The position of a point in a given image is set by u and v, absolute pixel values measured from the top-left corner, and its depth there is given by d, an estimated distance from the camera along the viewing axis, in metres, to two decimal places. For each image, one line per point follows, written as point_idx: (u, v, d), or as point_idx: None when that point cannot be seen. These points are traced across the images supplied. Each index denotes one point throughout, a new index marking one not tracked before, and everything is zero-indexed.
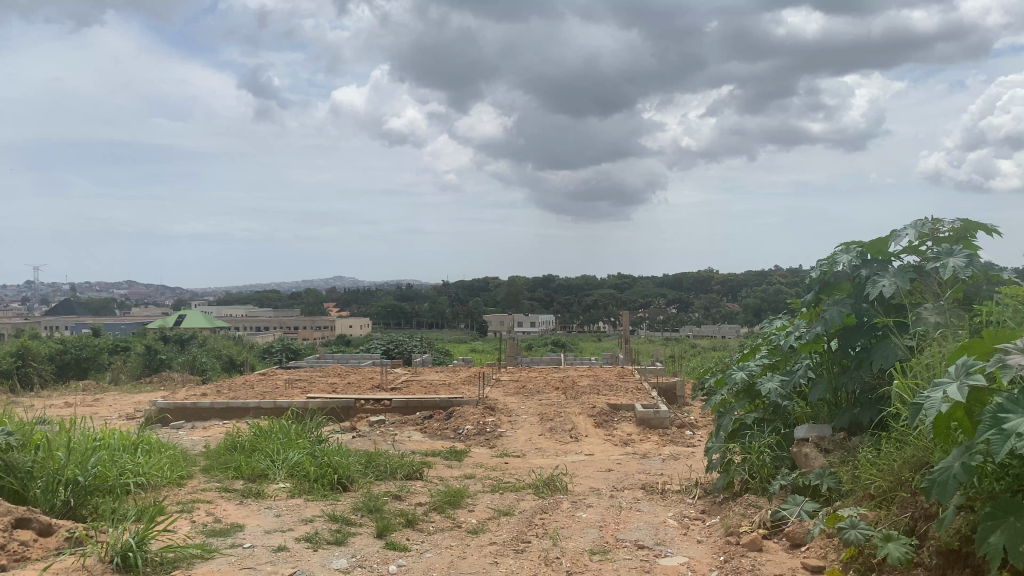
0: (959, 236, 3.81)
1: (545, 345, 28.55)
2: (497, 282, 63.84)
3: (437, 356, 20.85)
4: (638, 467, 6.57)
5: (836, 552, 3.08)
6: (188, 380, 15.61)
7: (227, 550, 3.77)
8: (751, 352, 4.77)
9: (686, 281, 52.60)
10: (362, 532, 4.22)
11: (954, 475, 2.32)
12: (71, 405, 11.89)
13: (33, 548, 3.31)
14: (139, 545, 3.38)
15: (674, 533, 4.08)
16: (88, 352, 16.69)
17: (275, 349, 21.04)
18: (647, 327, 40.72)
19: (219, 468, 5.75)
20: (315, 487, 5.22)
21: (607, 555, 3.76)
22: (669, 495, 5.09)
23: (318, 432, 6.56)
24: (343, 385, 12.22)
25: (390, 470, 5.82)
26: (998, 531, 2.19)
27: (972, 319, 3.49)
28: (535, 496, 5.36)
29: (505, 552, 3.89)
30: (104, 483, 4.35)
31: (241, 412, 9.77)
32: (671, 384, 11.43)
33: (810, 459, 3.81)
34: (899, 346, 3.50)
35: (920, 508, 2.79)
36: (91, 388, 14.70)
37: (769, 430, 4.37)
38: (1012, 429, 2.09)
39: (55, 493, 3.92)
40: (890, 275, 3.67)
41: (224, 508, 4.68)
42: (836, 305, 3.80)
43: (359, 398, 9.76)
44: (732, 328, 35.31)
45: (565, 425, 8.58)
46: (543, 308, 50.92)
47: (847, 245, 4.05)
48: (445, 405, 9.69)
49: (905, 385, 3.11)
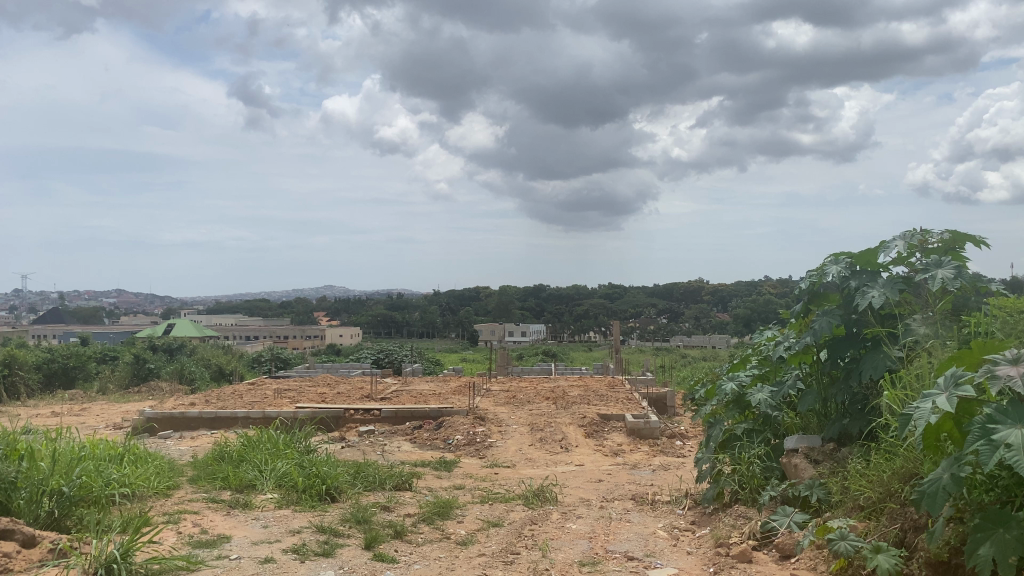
0: (947, 247, 3.83)
1: (534, 355, 28.68)
2: (488, 291, 63.92)
3: (427, 365, 20.75)
4: (628, 477, 6.56)
5: (825, 564, 3.07)
6: (176, 390, 15.52)
7: (213, 562, 3.71)
8: (742, 362, 4.77)
9: (676, 291, 52.91)
10: (350, 543, 4.18)
11: (943, 486, 2.32)
12: (57, 414, 11.74)
13: (15, 560, 3.22)
14: (123, 557, 3.34)
15: (663, 544, 4.07)
16: (75, 360, 16.54)
17: (265, 358, 20.90)
18: (636, 337, 40.88)
19: (206, 479, 5.66)
20: (303, 497, 5.18)
21: (596, 567, 3.73)
22: (659, 506, 5.07)
23: (307, 441, 6.50)
24: (333, 394, 12.12)
25: (379, 480, 5.76)
26: (987, 543, 2.18)
27: (961, 329, 3.50)
28: (525, 506, 5.33)
29: (494, 564, 3.85)
30: (89, 494, 4.27)
31: (231, 422, 9.69)
32: (661, 394, 11.43)
33: (799, 470, 3.83)
34: (888, 357, 3.52)
35: (909, 519, 2.80)
36: (78, 397, 14.54)
37: (758, 440, 4.34)
38: (1002, 439, 2.10)
39: (40, 504, 3.85)
40: (879, 286, 3.69)
41: (210, 519, 4.61)
42: (825, 315, 3.81)
43: (349, 408, 9.69)
44: (721, 338, 35.55)
45: (556, 436, 8.55)
46: (534, 318, 51.02)
47: (837, 256, 4.07)
48: (435, 415, 9.62)
49: (895, 396, 3.11)
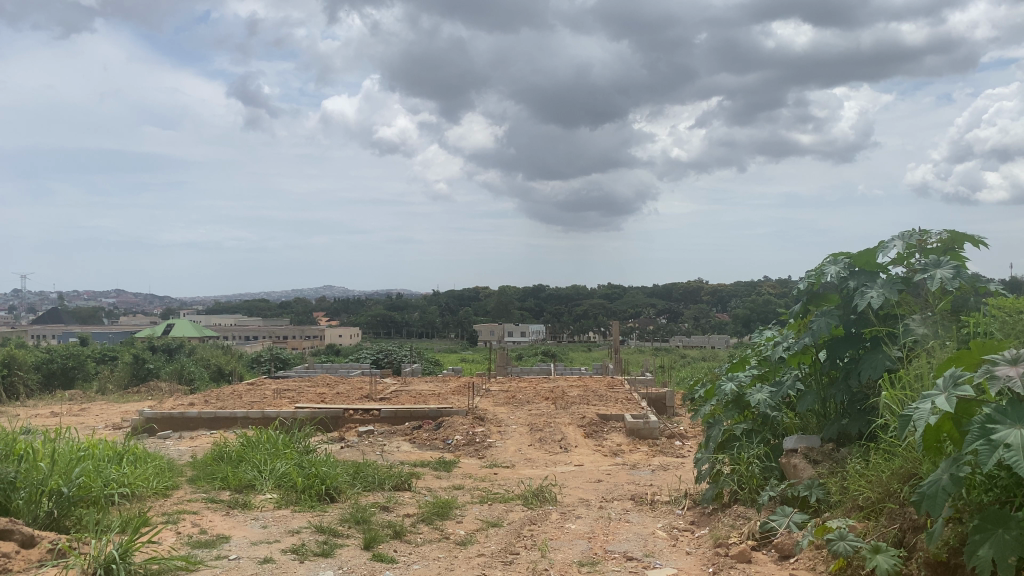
0: (946, 247, 3.83)
1: (534, 355, 28.74)
2: (487, 291, 63.96)
3: (427, 366, 20.73)
4: (627, 477, 6.57)
5: (824, 564, 3.07)
6: (176, 390, 15.51)
7: (212, 563, 3.71)
8: (741, 362, 4.77)
9: (675, 291, 52.98)
10: (350, 543, 4.19)
11: (942, 487, 2.32)
12: (56, 414, 11.74)
13: (15, 561, 3.22)
14: (122, 557, 3.34)
15: (663, 545, 4.07)
16: (74, 360, 16.54)
17: (264, 358, 20.87)
18: (635, 337, 40.91)
19: (206, 479, 5.66)
20: (302, 498, 5.18)
21: (595, 567, 3.73)
22: (658, 506, 5.07)
23: (307, 441, 6.50)
24: (332, 395, 12.12)
25: (377, 481, 5.76)
26: (987, 544, 2.18)
27: (960, 329, 3.51)
28: (524, 506, 5.33)
29: (493, 564, 3.85)
30: (89, 494, 4.27)
31: (230, 422, 9.69)
32: (661, 395, 11.44)
33: (798, 470, 3.84)
34: (887, 357, 3.53)
35: (908, 520, 2.81)
36: (77, 398, 14.53)
37: (758, 440, 4.34)
38: (1001, 439, 2.10)
39: (38, 505, 3.85)
40: (879, 286, 3.69)
41: (210, 519, 4.61)
42: (825, 316, 3.81)
43: (349, 408, 9.69)
44: (720, 338, 35.60)
45: (555, 436, 8.56)
46: (533, 318, 51.06)
47: (836, 256, 4.07)
48: (435, 415, 9.63)
49: (895, 396, 3.12)
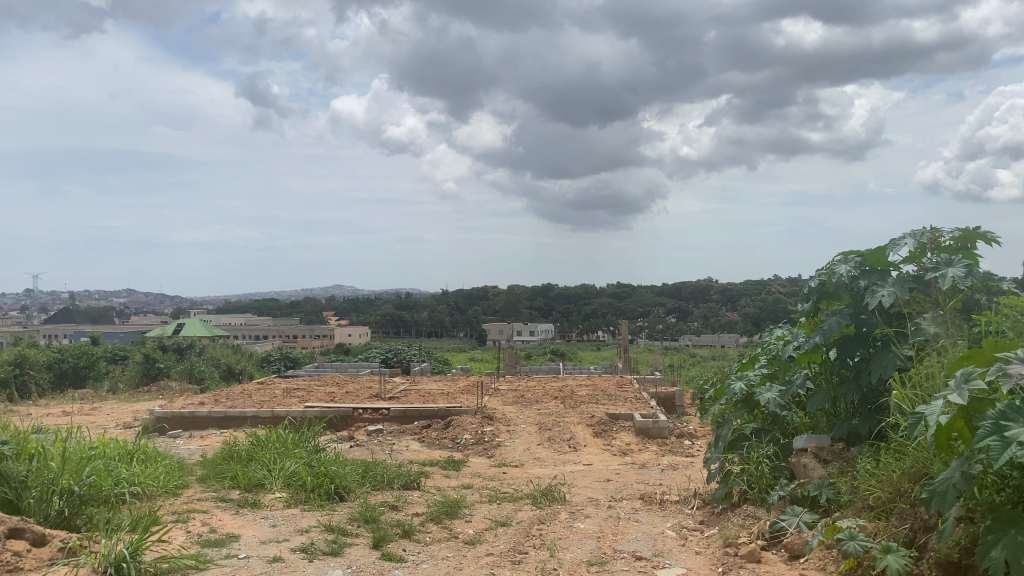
0: (959, 246, 3.79)
1: (543, 355, 28.78)
2: (497, 291, 63.99)
3: (435, 365, 20.74)
4: (636, 476, 6.57)
5: (835, 564, 3.05)
6: (186, 390, 15.65)
7: (222, 561, 3.74)
8: (750, 361, 4.74)
9: (686, 289, 52.55)
10: (358, 543, 4.18)
11: (954, 484, 2.29)
12: (69, 413, 11.86)
13: (26, 559, 3.25)
14: (133, 555, 3.35)
15: (672, 544, 4.05)
16: (86, 360, 16.63)
17: (274, 357, 20.86)
18: (644, 337, 40.79)
19: (215, 478, 5.69)
20: (311, 497, 5.20)
21: (605, 566, 3.71)
22: (667, 506, 5.06)
23: (316, 440, 6.52)
24: (341, 394, 12.17)
25: (386, 480, 5.77)
26: (999, 544, 2.16)
27: (971, 329, 3.48)
28: (532, 506, 5.32)
29: (503, 563, 3.84)
30: (100, 493, 4.30)
31: (240, 421, 9.76)
32: (671, 394, 11.42)
33: (809, 469, 3.81)
34: (898, 356, 3.50)
35: (919, 520, 2.77)
36: (87, 397, 14.67)
37: (767, 440, 4.31)
38: (1014, 437, 2.07)
39: (50, 503, 3.89)
40: (890, 284, 3.65)
41: (219, 518, 4.62)
42: (834, 315, 3.78)
43: (358, 407, 9.70)
44: (731, 338, 35.28)
45: (564, 435, 8.57)
46: (540, 317, 51.09)
47: (846, 255, 4.04)
48: (443, 414, 9.61)
49: (905, 397, 3.09)
